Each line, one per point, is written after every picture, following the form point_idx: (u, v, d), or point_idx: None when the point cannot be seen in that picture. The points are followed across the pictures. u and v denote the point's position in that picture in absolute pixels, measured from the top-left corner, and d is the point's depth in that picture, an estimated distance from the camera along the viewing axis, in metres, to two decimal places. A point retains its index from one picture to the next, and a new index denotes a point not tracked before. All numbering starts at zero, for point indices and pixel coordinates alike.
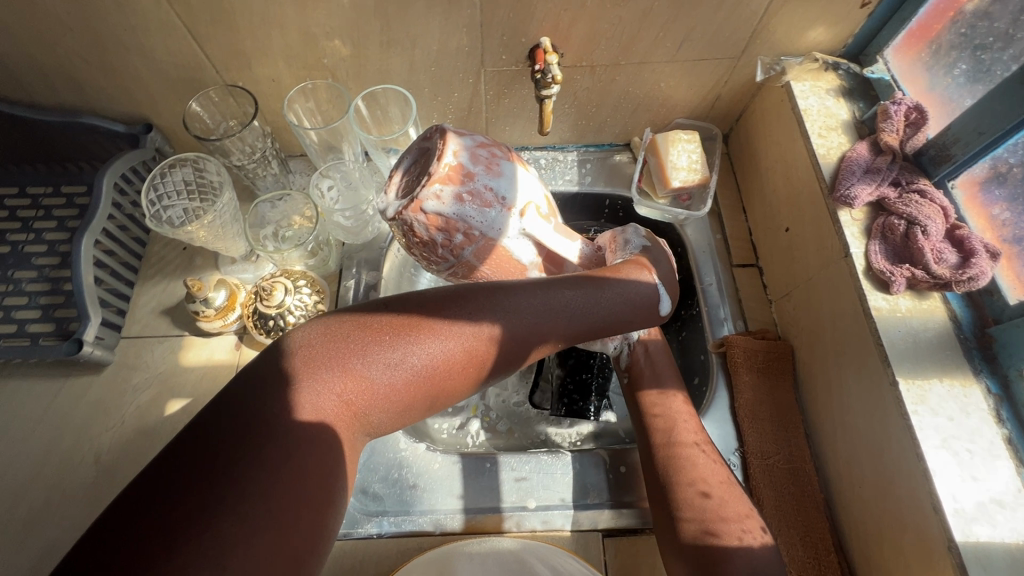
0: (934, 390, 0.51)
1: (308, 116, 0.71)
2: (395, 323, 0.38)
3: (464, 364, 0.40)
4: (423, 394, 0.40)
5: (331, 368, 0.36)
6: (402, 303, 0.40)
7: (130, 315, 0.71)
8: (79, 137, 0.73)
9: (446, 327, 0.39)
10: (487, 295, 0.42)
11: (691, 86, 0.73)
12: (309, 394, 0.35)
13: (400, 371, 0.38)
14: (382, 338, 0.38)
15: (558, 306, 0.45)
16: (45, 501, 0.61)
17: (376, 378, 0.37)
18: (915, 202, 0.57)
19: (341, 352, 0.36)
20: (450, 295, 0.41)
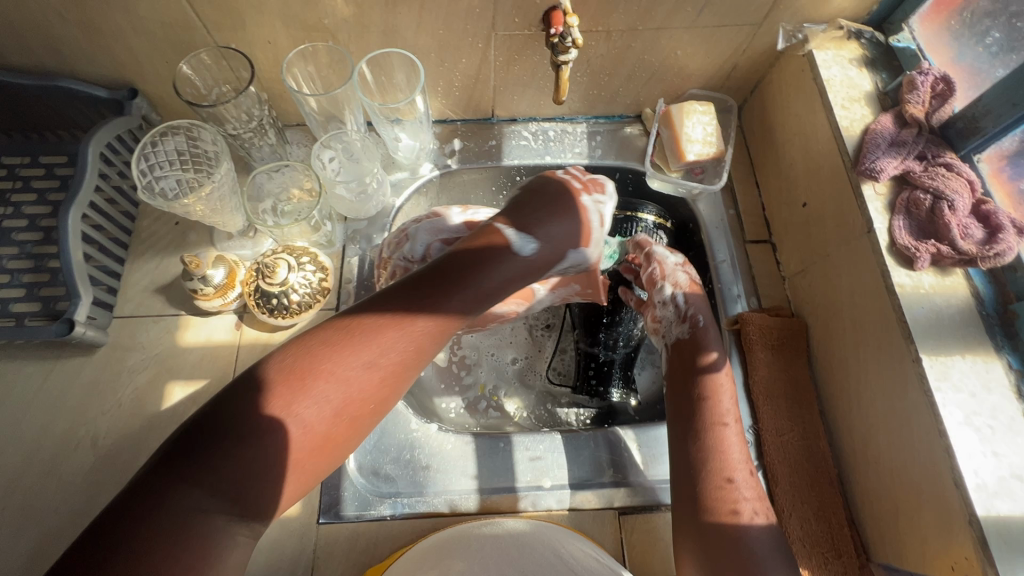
0: (956, 366, 0.51)
1: (308, 82, 0.67)
2: (322, 350, 0.37)
3: (403, 374, 0.39)
4: (372, 411, 0.38)
5: (260, 412, 0.34)
6: (328, 331, 0.38)
7: (122, 294, 0.68)
8: (57, 103, 0.68)
9: (402, 332, 0.38)
10: (404, 293, 0.39)
11: (708, 54, 0.71)
12: (243, 441, 0.33)
13: (335, 398, 0.36)
14: (307, 370, 0.36)
15: (473, 285, 0.41)
16: (42, 487, 0.59)
17: (312, 411, 0.35)
18: (942, 176, 0.56)
19: (270, 393, 0.35)
20: (377, 309, 0.39)
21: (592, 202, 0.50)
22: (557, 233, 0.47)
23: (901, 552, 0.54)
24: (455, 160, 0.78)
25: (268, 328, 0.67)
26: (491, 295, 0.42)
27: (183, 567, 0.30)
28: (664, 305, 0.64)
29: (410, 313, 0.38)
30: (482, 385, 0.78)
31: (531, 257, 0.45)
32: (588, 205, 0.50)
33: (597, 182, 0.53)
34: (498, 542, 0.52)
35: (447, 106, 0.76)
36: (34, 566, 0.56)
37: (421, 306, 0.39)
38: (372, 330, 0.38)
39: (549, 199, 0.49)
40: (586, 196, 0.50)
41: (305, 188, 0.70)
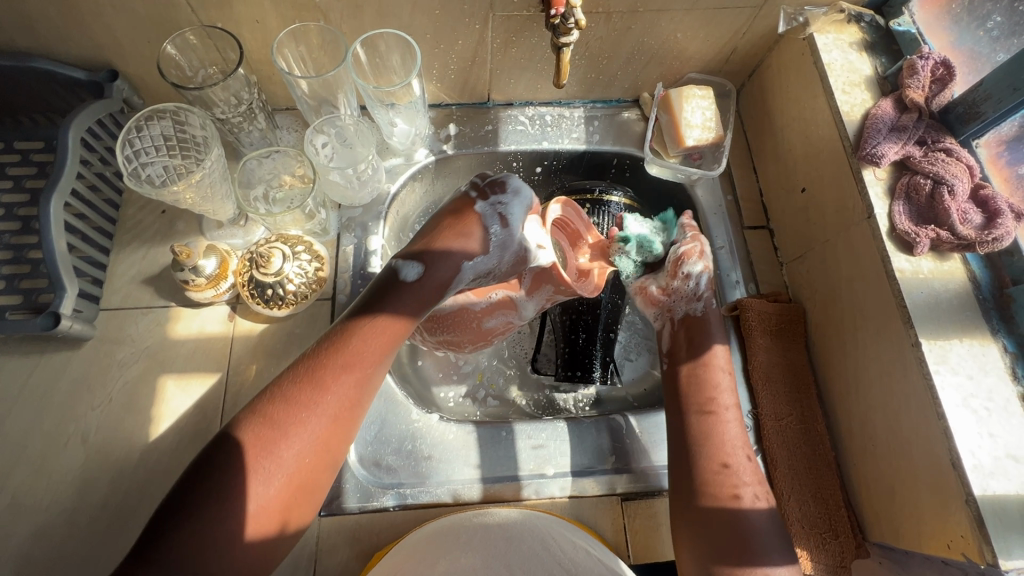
0: (954, 349, 0.52)
1: (298, 64, 0.64)
2: (259, 427, 0.41)
3: (336, 432, 0.43)
4: (318, 472, 0.42)
5: (209, 499, 0.37)
6: (255, 412, 0.42)
7: (108, 285, 0.66)
8: (32, 85, 0.65)
9: (327, 356, 0.45)
10: (317, 361, 0.44)
11: (707, 37, 0.70)
12: (200, 527, 0.36)
13: (280, 470, 0.40)
14: (246, 450, 0.40)
15: (381, 340, 0.46)
16: (31, 485, 0.57)
17: (260, 484, 0.39)
18: (942, 161, 0.56)
19: (218, 479, 0.38)
20: (297, 381, 0.44)
21: (489, 208, 0.53)
22: (449, 253, 0.50)
23: (896, 530, 0.55)
24: (450, 145, 0.77)
25: (262, 319, 0.65)
26: (394, 341, 0.48)
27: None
28: (685, 281, 0.65)
29: (328, 373, 0.44)
30: (479, 374, 0.77)
31: (419, 281, 0.49)
32: (484, 213, 0.52)
33: (499, 184, 0.54)
34: (491, 532, 0.50)
35: (442, 90, 0.75)
36: (27, 566, 0.54)
37: (336, 366, 0.44)
38: (296, 400, 0.42)
39: (439, 228, 0.52)
40: (484, 205, 0.53)
41: (298, 175, 0.68)
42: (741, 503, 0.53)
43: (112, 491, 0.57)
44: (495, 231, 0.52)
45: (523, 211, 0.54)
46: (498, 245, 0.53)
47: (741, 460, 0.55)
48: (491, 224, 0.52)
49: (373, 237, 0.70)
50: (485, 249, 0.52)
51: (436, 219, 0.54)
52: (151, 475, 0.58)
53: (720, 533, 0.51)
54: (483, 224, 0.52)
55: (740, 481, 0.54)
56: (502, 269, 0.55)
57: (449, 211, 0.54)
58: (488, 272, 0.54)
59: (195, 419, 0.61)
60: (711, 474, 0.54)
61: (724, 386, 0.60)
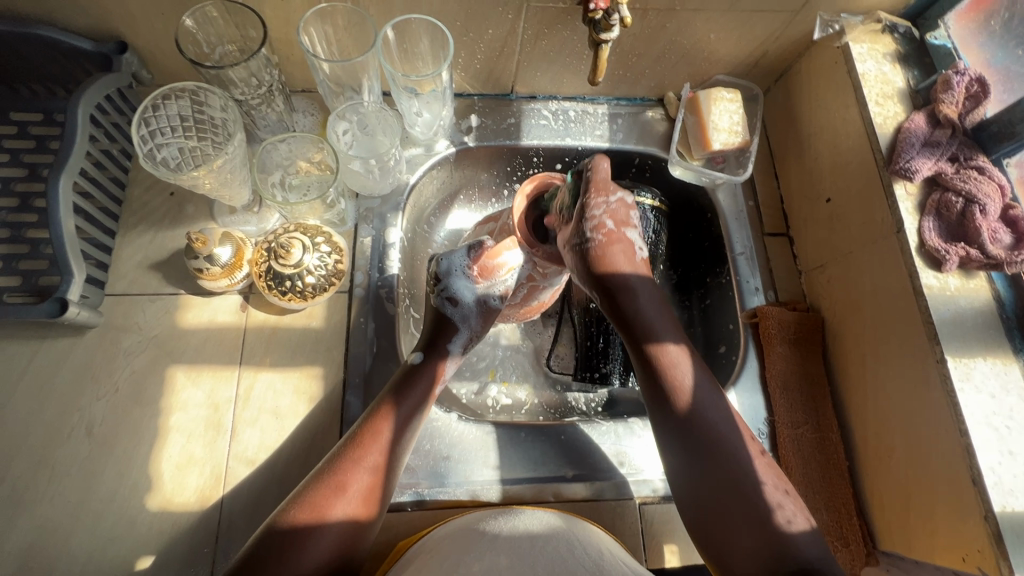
0: (978, 368, 0.53)
1: (322, 45, 0.61)
2: (315, 489, 0.47)
3: (377, 490, 0.49)
4: (366, 528, 0.48)
5: (279, 555, 0.44)
6: (313, 477, 0.49)
7: (113, 270, 0.63)
8: (34, 54, 0.61)
9: (392, 411, 0.53)
10: (360, 429, 0.52)
11: (741, 40, 0.69)
12: (280, 569, 0.43)
13: (334, 528, 0.46)
14: (304, 509, 0.46)
15: (408, 405, 0.54)
16: (33, 477, 0.55)
17: (316, 540, 0.45)
18: (974, 179, 0.56)
19: (302, 511, 0.46)
20: (343, 447, 0.51)
21: (440, 298, 0.63)
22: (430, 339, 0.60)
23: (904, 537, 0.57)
24: (471, 137, 0.74)
25: (276, 311, 0.63)
26: (419, 406, 0.55)
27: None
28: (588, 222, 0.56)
29: (366, 440, 0.51)
30: (490, 370, 0.77)
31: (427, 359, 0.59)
32: (438, 304, 0.63)
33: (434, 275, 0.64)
34: (512, 534, 0.49)
35: (466, 79, 0.72)
36: (30, 561, 0.52)
37: (386, 416, 0.53)
38: (344, 462, 0.49)
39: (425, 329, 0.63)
40: (436, 297, 0.64)
41: (315, 161, 0.66)
42: (784, 529, 0.46)
43: (119, 485, 0.56)
44: (454, 311, 0.63)
45: (463, 278, 0.63)
46: (462, 319, 0.63)
47: (767, 481, 0.49)
48: (446, 308, 0.63)
49: (391, 229, 0.68)
50: (454, 325, 0.62)
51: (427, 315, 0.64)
52: (160, 469, 0.56)
53: (774, 568, 0.45)
54: (442, 312, 0.63)
55: (773, 505, 0.47)
56: (484, 330, 0.64)
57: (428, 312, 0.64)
58: (473, 341, 0.64)
59: (205, 412, 0.59)
60: (746, 508, 0.47)
61: (704, 396, 0.52)
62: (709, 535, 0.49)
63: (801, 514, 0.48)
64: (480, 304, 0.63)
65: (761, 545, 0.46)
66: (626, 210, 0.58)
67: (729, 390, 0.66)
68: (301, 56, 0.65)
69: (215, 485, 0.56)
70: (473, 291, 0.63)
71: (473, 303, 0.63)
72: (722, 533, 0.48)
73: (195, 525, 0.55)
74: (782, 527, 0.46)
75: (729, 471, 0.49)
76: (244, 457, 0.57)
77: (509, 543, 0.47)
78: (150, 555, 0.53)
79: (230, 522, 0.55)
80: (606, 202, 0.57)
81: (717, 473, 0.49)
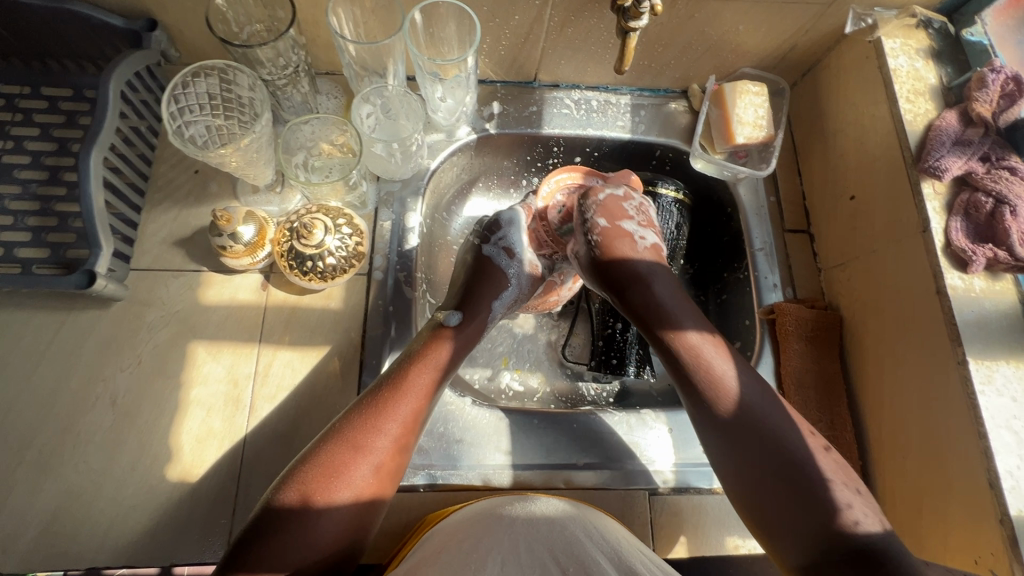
0: (1000, 371, 0.52)
1: (349, 27, 0.62)
2: (332, 451, 0.47)
3: (394, 460, 0.49)
4: (383, 492, 0.48)
5: (299, 511, 0.44)
6: (332, 431, 0.49)
7: (138, 245, 0.64)
8: (65, 29, 0.62)
9: (414, 380, 0.53)
10: (378, 394, 0.52)
11: (769, 32, 0.67)
12: (295, 523, 0.44)
13: (354, 488, 0.46)
14: (322, 470, 0.46)
15: (433, 375, 0.54)
16: (58, 444, 0.56)
17: (336, 499, 0.45)
18: (1005, 180, 0.56)
19: (320, 467, 0.46)
20: (362, 409, 0.50)
21: (495, 247, 0.65)
22: (481, 295, 0.62)
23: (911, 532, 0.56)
24: (493, 124, 0.74)
25: (296, 290, 0.64)
26: (440, 380, 0.55)
27: (317, 536, 0.44)
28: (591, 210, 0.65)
29: (384, 411, 0.50)
30: (504, 357, 0.77)
31: (461, 326, 0.59)
32: (493, 253, 0.65)
33: (495, 224, 0.67)
34: (530, 517, 0.50)
35: (489, 66, 0.72)
36: (56, 524, 0.54)
37: (409, 382, 0.53)
38: (360, 428, 0.49)
39: (472, 273, 0.65)
40: (489, 246, 0.66)
41: (338, 143, 0.66)
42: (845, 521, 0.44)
43: (142, 455, 0.57)
44: (510, 265, 0.65)
45: (521, 235, 0.67)
46: (514, 275, 0.65)
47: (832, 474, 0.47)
48: (500, 259, 0.65)
49: (411, 214, 0.68)
50: (506, 280, 0.64)
51: (465, 273, 0.65)
52: (180, 441, 0.58)
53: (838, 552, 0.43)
54: (495, 262, 0.65)
55: (836, 499, 0.46)
56: (525, 293, 0.66)
57: (467, 267, 0.66)
58: (514, 301, 0.66)
59: (225, 387, 0.60)
60: (811, 501, 0.46)
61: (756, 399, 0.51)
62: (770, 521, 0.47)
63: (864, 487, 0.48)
64: (530, 264, 0.67)
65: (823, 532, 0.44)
66: (621, 204, 0.65)
67: None
68: (327, 38, 0.65)
69: (233, 459, 0.57)
70: (527, 250, 0.67)
71: (526, 260, 0.66)
72: (769, 515, 0.47)
73: (213, 497, 0.56)
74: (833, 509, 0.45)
75: (776, 451, 0.48)
76: (262, 433, 0.58)
77: (525, 527, 0.49)
78: (171, 525, 0.55)
79: (247, 495, 0.56)
80: (597, 202, 0.65)
81: (770, 454, 0.48)
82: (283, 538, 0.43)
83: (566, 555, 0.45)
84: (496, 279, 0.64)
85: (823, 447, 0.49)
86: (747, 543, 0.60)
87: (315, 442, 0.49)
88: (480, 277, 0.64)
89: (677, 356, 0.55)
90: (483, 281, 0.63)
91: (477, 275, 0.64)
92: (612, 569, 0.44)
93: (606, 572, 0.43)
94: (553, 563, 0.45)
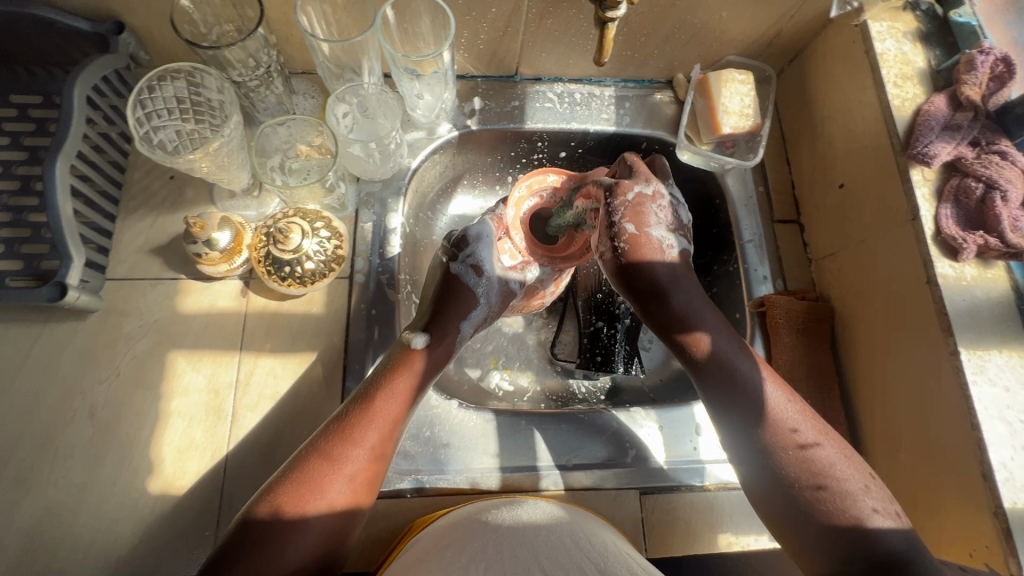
0: (993, 360, 0.51)
1: (320, 25, 0.60)
2: (306, 470, 0.46)
3: (372, 473, 0.49)
4: (359, 509, 0.48)
5: (271, 532, 0.43)
6: (306, 450, 0.48)
7: (114, 254, 0.63)
8: (30, 35, 0.60)
9: (388, 395, 0.52)
10: (353, 411, 0.51)
11: (753, 18, 0.66)
12: (267, 545, 0.43)
13: (327, 507, 0.45)
14: (295, 490, 0.45)
15: (408, 385, 0.53)
16: (37, 459, 0.56)
17: (308, 519, 0.44)
18: (996, 164, 0.54)
19: (294, 487, 0.45)
20: (336, 427, 0.49)
21: (463, 266, 0.62)
22: (449, 317, 0.60)
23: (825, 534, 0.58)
24: (474, 120, 0.73)
25: (276, 296, 0.63)
26: (413, 393, 0.54)
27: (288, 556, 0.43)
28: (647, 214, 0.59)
29: (358, 428, 0.49)
30: (493, 357, 0.76)
31: (433, 342, 0.57)
32: (461, 272, 0.62)
33: (462, 240, 0.63)
34: (514, 523, 0.50)
35: (468, 61, 0.71)
36: (37, 541, 0.53)
37: (383, 397, 0.52)
38: (335, 445, 0.48)
39: (439, 293, 0.62)
40: (457, 264, 0.63)
41: (315, 145, 0.64)
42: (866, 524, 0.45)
43: (122, 468, 0.56)
44: (477, 282, 0.62)
45: (491, 251, 0.63)
46: (483, 293, 0.63)
47: (848, 475, 0.48)
48: (469, 278, 0.62)
49: (392, 214, 0.67)
50: (475, 300, 0.62)
51: (432, 292, 0.63)
52: (162, 453, 0.57)
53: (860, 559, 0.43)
54: (465, 282, 0.62)
55: (854, 501, 0.46)
56: (495, 309, 0.64)
57: (435, 285, 0.63)
58: (484, 319, 0.64)
59: (205, 397, 0.59)
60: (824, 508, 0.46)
61: (745, 380, 0.52)
62: (788, 528, 0.48)
63: (872, 488, 0.47)
64: (502, 279, 0.64)
65: (846, 538, 0.45)
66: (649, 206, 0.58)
67: None
68: (299, 37, 0.63)
69: (217, 471, 0.56)
70: (498, 266, 0.64)
71: (496, 276, 0.63)
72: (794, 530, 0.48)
73: (197, 510, 0.55)
74: (856, 514, 0.45)
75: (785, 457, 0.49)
76: (244, 443, 0.57)
77: (508, 530, 0.48)
78: (153, 538, 0.54)
79: (231, 507, 0.55)
80: (625, 201, 0.58)
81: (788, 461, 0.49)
82: (256, 559, 0.42)
83: (548, 557, 0.45)
84: (461, 303, 0.61)
85: (810, 441, 0.49)
86: (740, 540, 0.59)
87: (289, 461, 0.48)
88: (445, 298, 0.61)
89: (694, 358, 0.54)
90: (445, 303, 0.60)
91: (447, 291, 0.61)
92: (592, 569, 0.44)
93: (587, 572, 0.43)
94: (534, 564, 0.44)
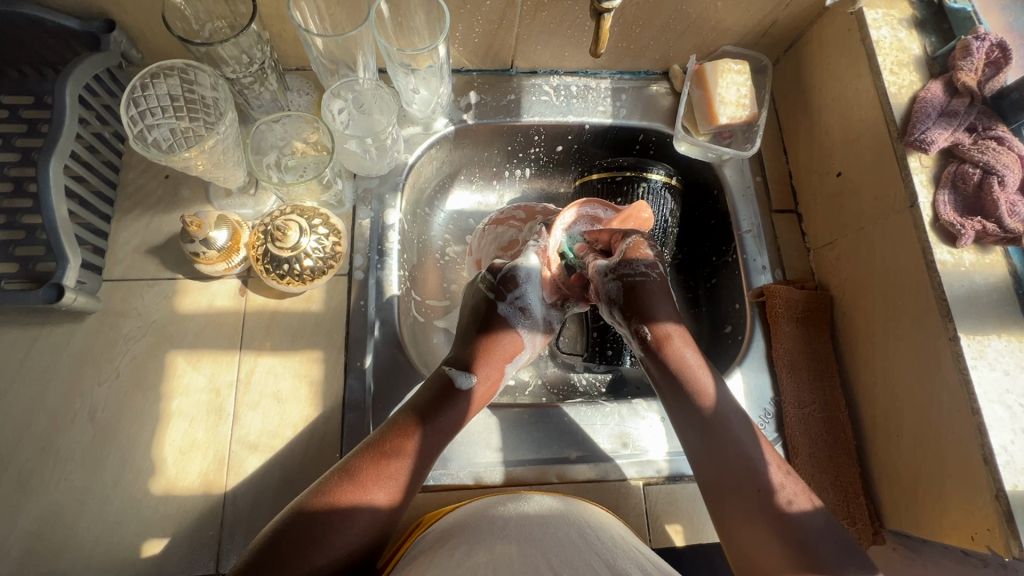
0: (992, 345, 0.51)
1: (313, 20, 0.60)
2: (345, 480, 0.47)
3: (408, 490, 0.49)
4: (393, 522, 0.48)
5: (307, 539, 0.44)
6: (349, 460, 0.49)
7: (110, 255, 0.62)
8: (19, 35, 0.59)
9: (432, 417, 0.52)
10: (399, 428, 0.51)
11: (749, 7, 0.66)
12: (301, 551, 0.43)
13: (364, 520, 0.46)
14: (335, 499, 0.46)
15: (453, 410, 0.54)
16: (38, 462, 0.55)
17: (343, 530, 0.45)
18: (992, 150, 0.55)
19: (335, 497, 0.46)
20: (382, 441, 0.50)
21: (511, 307, 0.60)
22: (494, 357, 0.58)
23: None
24: (470, 115, 0.72)
25: (275, 295, 0.63)
26: (457, 417, 0.54)
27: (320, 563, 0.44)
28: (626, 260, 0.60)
29: (401, 444, 0.50)
30: None
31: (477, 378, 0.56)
32: (508, 314, 0.60)
33: (510, 280, 0.60)
34: (522, 519, 0.49)
35: (463, 54, 0.70)
36: (39, 544, 0.53)
37: (429, 416, 0.52)
38: (377, 459, 0.49)
39: (480, 329, 0.60)
40: (505, 305, 0.60)
41: (311, 142, 0.64)
42: (782, 508, 0.48)
43: (124, 470, 0.56)
44: (523, 323, 0.61)
45: (538, 291, 0.62)
46: (529, 335, 0.61)
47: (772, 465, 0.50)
48: (517, 319, 0.61)
49: (390, 211, 0.67)
50: (523, 342, 0.61)
51: (471, 322, 0.61)
52: (164, 453, 0.57)
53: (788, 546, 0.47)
54: (511, 324, 0.60)
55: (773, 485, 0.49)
56: (539, 349, 0.64)
57: (476, 317, 0.61)
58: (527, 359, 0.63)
59: (206, 396, 0.59)
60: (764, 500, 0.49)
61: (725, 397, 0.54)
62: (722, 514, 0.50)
63: (802, 495, 0.49)
64: (546, 321, 0.63)
65: (765, 526, 0.48)
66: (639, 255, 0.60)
67: (735, 370, 0.65)
68: (292, 32, 0.63)
69: (219, 471, 0.56)
70: (542, 306, 0.63)
71: (541, 317, 0.63)
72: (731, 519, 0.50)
73: (199, 510, 0.55)
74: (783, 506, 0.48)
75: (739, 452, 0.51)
76: (246, 443, 0.57)
77: (518, 528, 0.48)
78: (157, 539, 0.54)
79: (234, 506, 0.55)
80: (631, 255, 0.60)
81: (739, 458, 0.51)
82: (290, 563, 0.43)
83: (559, 557, 0.44)
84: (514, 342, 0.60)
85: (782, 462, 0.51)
86: None
87: (333, 471, 0.48)
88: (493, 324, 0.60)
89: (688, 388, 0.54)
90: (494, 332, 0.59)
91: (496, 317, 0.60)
92: (604, 569, 0.43)
93: (599, 572, 0.43)
94: (546, 566, 0.43)
